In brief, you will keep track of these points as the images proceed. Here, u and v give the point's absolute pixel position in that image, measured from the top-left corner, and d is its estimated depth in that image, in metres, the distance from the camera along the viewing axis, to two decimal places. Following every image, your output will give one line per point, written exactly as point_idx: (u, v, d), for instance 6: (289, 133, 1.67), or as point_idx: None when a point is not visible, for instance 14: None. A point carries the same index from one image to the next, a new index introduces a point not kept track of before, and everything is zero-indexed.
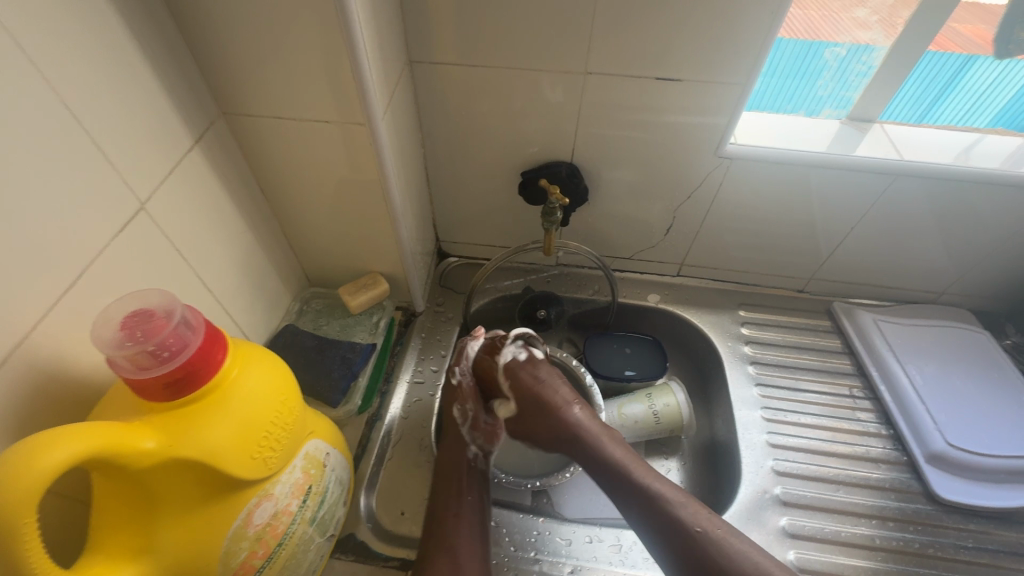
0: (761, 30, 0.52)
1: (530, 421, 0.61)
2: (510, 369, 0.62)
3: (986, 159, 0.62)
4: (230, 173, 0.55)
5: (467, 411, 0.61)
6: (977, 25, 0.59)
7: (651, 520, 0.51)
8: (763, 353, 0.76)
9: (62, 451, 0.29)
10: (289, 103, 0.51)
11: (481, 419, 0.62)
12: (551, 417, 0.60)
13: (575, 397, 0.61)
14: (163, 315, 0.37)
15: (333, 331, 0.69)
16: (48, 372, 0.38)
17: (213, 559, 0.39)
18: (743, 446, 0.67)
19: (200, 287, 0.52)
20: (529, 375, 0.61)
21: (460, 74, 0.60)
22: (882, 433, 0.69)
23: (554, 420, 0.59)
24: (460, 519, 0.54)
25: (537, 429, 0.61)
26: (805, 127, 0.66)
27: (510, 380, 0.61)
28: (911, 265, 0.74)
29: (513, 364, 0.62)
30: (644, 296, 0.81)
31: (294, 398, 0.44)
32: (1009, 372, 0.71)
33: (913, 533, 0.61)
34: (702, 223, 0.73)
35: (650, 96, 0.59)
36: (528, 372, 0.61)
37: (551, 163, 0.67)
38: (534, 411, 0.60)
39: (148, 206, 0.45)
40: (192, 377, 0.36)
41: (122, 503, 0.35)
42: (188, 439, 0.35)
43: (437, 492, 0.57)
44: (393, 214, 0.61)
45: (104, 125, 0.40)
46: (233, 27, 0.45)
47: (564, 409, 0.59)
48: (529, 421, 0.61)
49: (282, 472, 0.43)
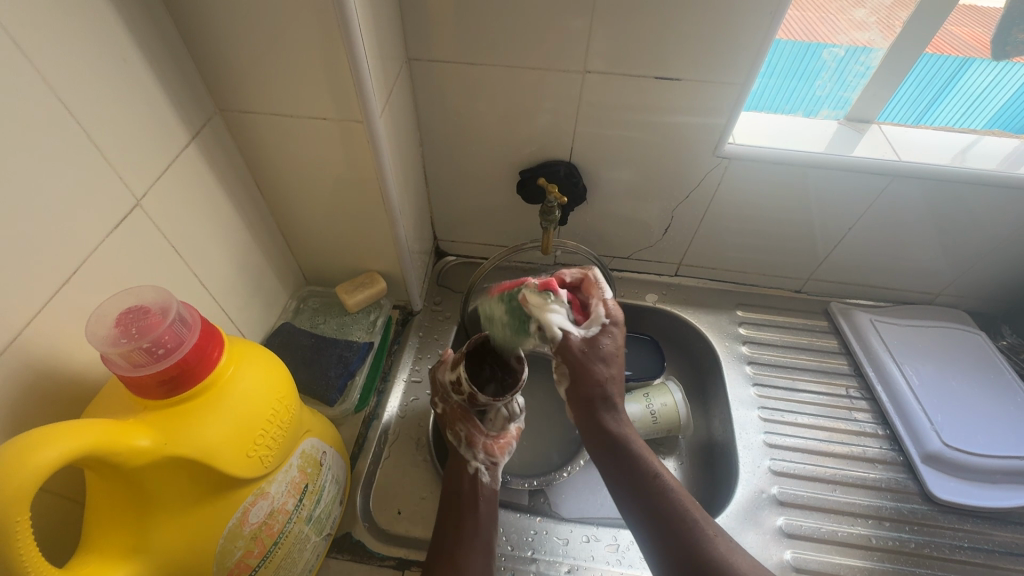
0: (759, 30, 0.52)
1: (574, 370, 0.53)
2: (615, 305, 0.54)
3: (982, 161, 0.63)
4: (227, 170, 0.55)
5: (458, 431, 0.59)
6: (973, 28, 0.59)
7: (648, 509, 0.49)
8: (761, 354, 0.76)
9: (56, 449, 0.29)
10: (287, 101, 0.50)
11: (476, 432, 0.59)
12: (610, 369, 0.53)
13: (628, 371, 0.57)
14: (159, 312, 0.37)
15: (330, 330, 0.68)
16: (43, 369, 0.37)
17: (208, 559, 0.39)
18: (740, 446, 0.67)
19: (196, 284, 0.52)
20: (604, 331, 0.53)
21: (459, 72, 0.60)
22: (878, 433, 0.69)
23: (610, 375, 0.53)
24: (464, 537, 0.53)
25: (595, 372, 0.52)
26: (803, 128, 0.66)
27: (609, 310, 0.53)
28: (908, 267, 0.75)
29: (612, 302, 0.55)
30: (642, 296, 0.81)
31: (290, 396, 0.43)
32: (1004, 372, 0.71)
33: (909, 533, 0.61)
34: (700, 223, 0.73)
35: (649, 96, 0.59)
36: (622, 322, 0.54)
37: (548, 163, 0.67)
38: (608, 356, 0.52)
39: (143, 202, 0.44)
40: (187, 374, 0.36)
41: (115, 502, 0.35)
42: (183, 438, 0.35)
43: (440, 521, 0.55)
44: (391, 212, 0.60)
45: (98, 120, 0.40)
46: (231, 23, 0.45)
47: (619, 374, 0.54)
48: (595, 362, 0.52)
49: (278, 471, 0.43)
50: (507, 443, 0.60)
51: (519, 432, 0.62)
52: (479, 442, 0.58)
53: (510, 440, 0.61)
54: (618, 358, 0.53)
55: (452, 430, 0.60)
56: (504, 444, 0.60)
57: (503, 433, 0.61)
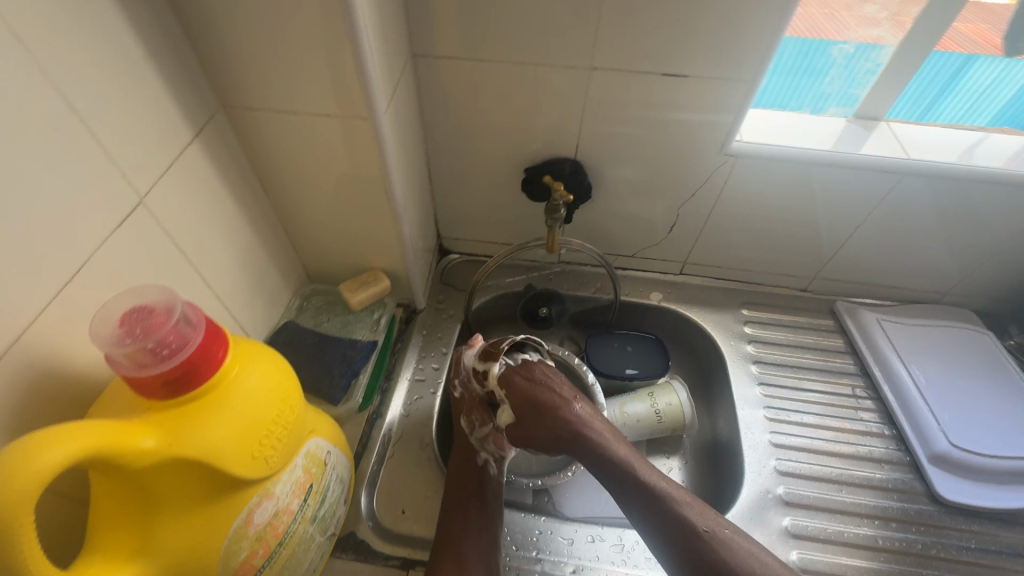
0: (769, 28, 0.52)
1: (527, 426, 0.56)
2: (505, 376, 0.58)
3: (988, 159, 0.62)
4: (231, 168, 0.54)
5: (474, 420, 0.60)
6: (979, 25, 0.59)
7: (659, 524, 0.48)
8: (766, 353, 0.76)
9: (59, 451, 0.29)
10: (291, 98, 0.50)
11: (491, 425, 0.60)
12: (549, 417, 0.55)
13: (573, 396, 0.57)
14: (164, 311, 0.37)
15: (334, 328, 0.68)
16: (45, 369, 0.37)
17: (212, 559, 0.39)
18: (746, 446, 0.67)
19: (199, 282, 0.52)
20: (527, 376, 0.58)
21: (464, 69, 0.59)
22: (885, 433, 0.68)
23: (552, 421, 0.55)
24: (470, 530, 0.54)
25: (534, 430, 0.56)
26: (811, 125, 0.66)
27: (504, 386, 0.58)
28: (915, 266, 0.74)
29: (507, 372, 0.58)
30: (647, 295, 0.80)
31: (296, 396, 0.43)
32: (1013, 373, 0.71)
33: (915, 534, 0.61)
34: (706, 221, 0.72)
35: (656, 93, 0.58)
36: (523, 377, 0.58)
37: (554, 160, 0.67)
38: (533, 413, 0.56)
39: (147, 200, 0.44)
40: (192, 374, 0.36)
41: (120, 503, 0.35)
42: (188, 439, 0.35)
43: (445, 514, 0.55)
44: (395, 211, 0.60)
45: (102, 119, 0.39)
46: (234, 20, 0.44)
47: (568, 404, 0.56)
48: (529, 423, 0.56)
49: (283, 471, 0.43)
50: None
51: None
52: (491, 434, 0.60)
53: None
54: (540, 413, 0.56)
55: (466, 419, 0.61)
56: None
57: None
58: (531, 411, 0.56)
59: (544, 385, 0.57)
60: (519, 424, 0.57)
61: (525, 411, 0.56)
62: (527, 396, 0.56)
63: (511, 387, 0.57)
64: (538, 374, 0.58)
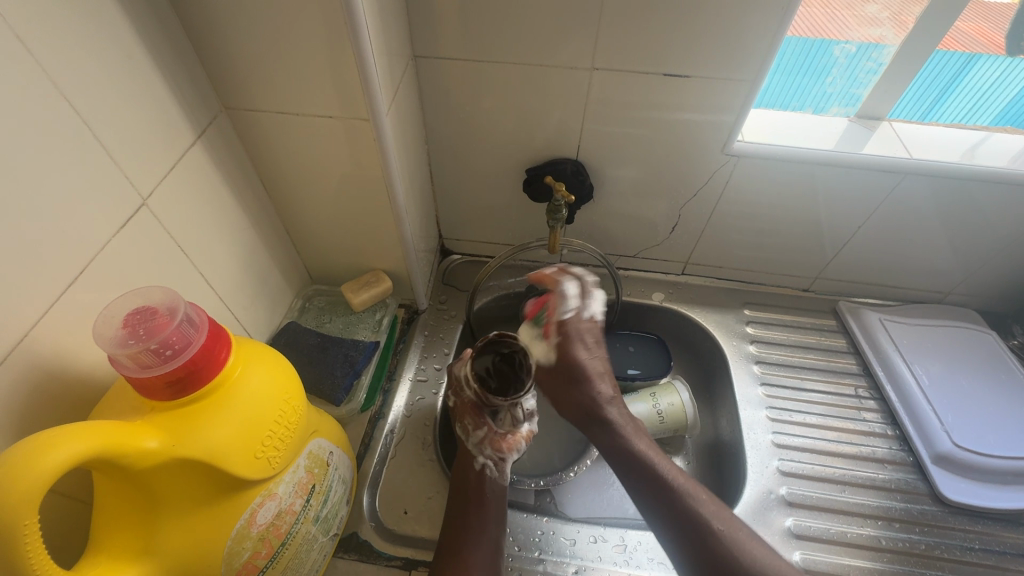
0: (771, 28, 0.52)
1: (562, 388, 0.62)
2: (563, 322, 0.61)
3: (991, 158, 0.62)
4: (233, 169, 0.54)
5: (467, 425, 0.59)
6: (980, 24, 0.58)
7: (677, 524, 0.50)
8: (768, 353, 0.75)
9: (64, 451, 0.29)
10: (293, 100, 0.50)
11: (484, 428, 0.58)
12: (581, 388, 0.60)
13: (608, 376, 0.61)
14: (167, 312, 0.37)
15: (336, 329, 0.68)
16: (48, 371, 0.37)
17: (215, 560, 0.39)
18: (748, 446, 0.67)
19: (201, 283, 0.52)
20: (575, 340, 0.61)
21: (465, 70, 0.59)
22: (887, 434, 0.68)
23: (584, 392, 0.60)
24: (474, 523, 0.54)
25: (566, 396, 0.62)
26: (813, 125, 0.66)
27: (559, 335, 0.61)
28: (917, 266, 0.74)
29: (564, 321, 0.61)
30: (649, 295, 0.80)
31: (298, 397, 0.43)
32: (1017, 373, 0.70)
33: (919, 534, 0.60)
34: (707, 222, 0.72)
35: (657, 93, 0.58)
36: (576, 334, 0.61)
37: (555, 161, 0.67)
38: (568, 377, 0.61)
39: (149, 202, 0.44)
40: (196, 375, 0.36)
41: (124, 503, 0.35)
42: (191, 440, 0.35)
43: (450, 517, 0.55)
44: (397, 211, 0.60)
45: (105, 121, 0.39)
46: (236, 22, 0.44)
47: (596, 382, 0.60)
48: (562, 385, 0.62)
49: (285, 472, 0.43)
50: (517, 441, 0.59)
51: (532, 433, 0.61)
52: (484, 437, 0.58)
53: (522, 438, 0.60)
54: (575, 380, 0.60)
55: (462, 423, 0.60)
56: (512, 441, 0.59)
57: (515, 431, 0.60)
58: (567, 374, 0.61)
59: (586, 350, 0.61)
60: (556, 379, 0.62)
61: (563, 370, 0.61)
62: (568, 360, 0.60)
63: (562, 337, 0.61)
64: (586, 341, 0.62)
